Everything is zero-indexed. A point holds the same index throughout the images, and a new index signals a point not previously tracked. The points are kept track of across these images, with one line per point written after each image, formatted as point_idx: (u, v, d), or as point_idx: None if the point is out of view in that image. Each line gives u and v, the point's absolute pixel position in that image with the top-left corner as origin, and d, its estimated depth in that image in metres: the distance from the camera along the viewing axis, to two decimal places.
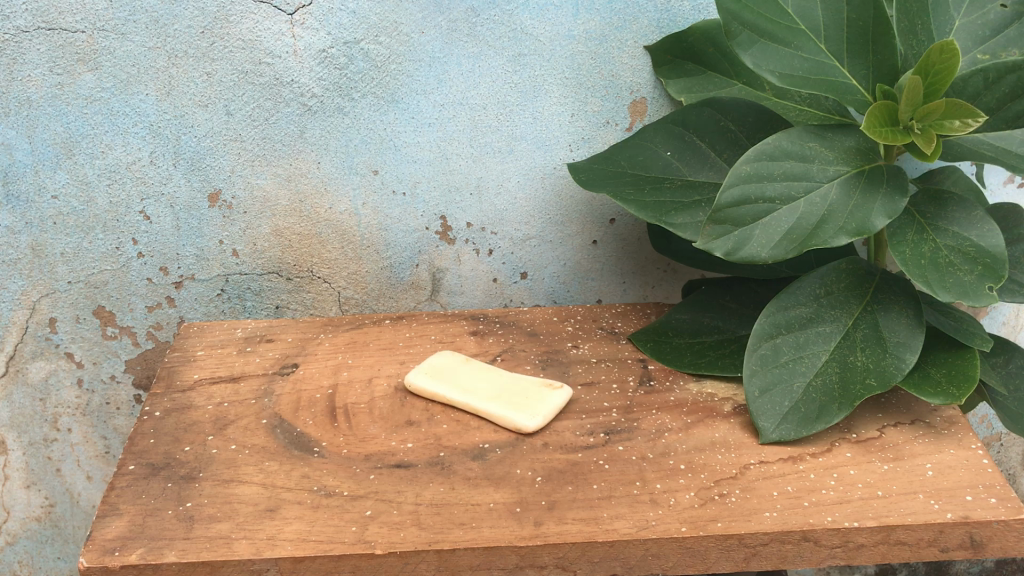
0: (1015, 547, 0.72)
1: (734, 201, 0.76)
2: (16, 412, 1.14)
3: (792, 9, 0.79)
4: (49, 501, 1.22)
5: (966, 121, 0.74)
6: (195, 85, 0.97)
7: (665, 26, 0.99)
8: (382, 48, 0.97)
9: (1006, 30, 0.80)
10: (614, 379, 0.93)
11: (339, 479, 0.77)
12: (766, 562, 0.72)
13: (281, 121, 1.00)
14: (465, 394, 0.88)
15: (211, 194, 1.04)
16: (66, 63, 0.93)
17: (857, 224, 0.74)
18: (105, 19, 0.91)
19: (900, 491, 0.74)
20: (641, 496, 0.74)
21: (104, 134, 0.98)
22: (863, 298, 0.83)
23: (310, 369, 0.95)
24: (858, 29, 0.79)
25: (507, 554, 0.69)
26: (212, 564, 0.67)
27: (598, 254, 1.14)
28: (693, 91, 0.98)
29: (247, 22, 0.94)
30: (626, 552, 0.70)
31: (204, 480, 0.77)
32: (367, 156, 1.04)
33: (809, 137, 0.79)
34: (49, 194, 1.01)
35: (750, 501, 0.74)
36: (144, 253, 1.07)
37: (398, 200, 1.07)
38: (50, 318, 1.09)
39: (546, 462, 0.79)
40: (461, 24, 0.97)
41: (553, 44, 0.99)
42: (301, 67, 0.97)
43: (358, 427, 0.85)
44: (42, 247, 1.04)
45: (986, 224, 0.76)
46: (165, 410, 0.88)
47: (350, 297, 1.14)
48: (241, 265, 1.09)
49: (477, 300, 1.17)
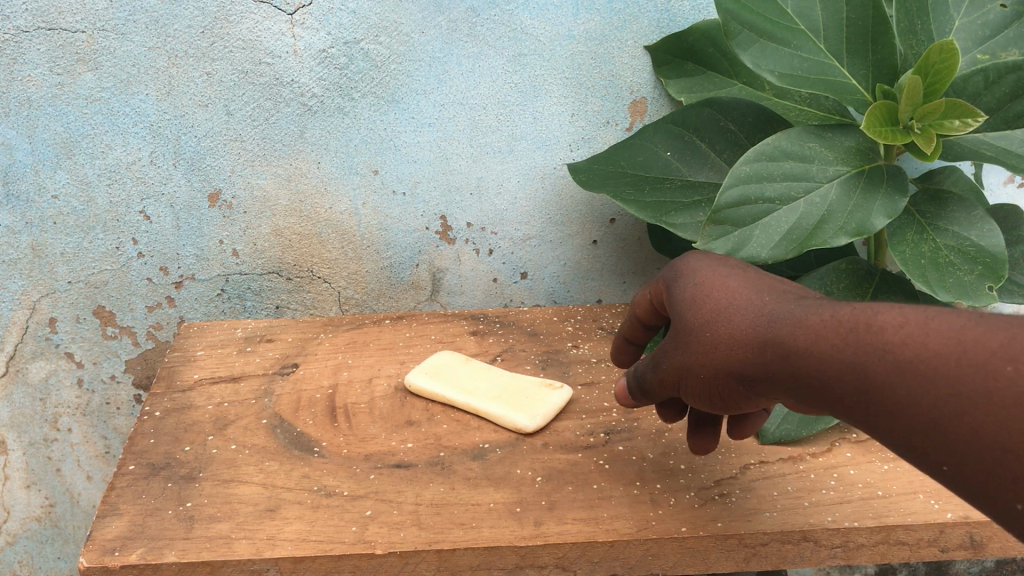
0: (1015, 547, 0.72)
1: (732, 201, 0.76)
2: (16, 412, 1.14)
3: (791, 9, 0.79)
4: (49, 501, 1.22)
5: (966, 121, 0.73)
6: (194, 85, 0.96)
7: (665, 26, 0.99)
8: (382, 48, 0.97)
9: (1006, 30, 0.79)
10: (614, 379, 0.93)
11: (339, 479, 0.77)
12: (767, 562, 0.72)
13: (281, 121, 1.00)
14: (466, 395, 0.88)
15: (211, 194, 1.04)
16: (66, 63, 0.93)
17: (857, 224, 0.74)
18: (105, 19, 0.91)
19: (900, 491, 0.74)
20: (641, 496, 0.74)
21: (104, 133, 0.98)
22: (863, 298, 0.83)
23: (310, 369, 0.95)
24: (858, 29, 0.78)
25: (507, 554, 0.69)
26: (211, 564, 0.67)
27: (598, 253, 1.14)
28: (693, 91, 0.97)
29: (247, 22, 0.94)
30: (626, 552, 0.70)
31: (205, 480, 0.77)
32: (367, 156, 1.04)
33: (809, 137, 0.79)
34: (49, 194, 1.01)
35: (750, 500, 0.74)
36: (144, 253, 1.07)
37: (398, 200, 1.08)
38: (50, 319, 1.09)
39: (546, 462, 0.79)
40: (461, 25, 0.97)
41: (553, 44, 0.99)
42: (301, 67, 0.97)
43: (358, 427, 0.85)
44: (42, 247, 1.04)
45: (986, 224, 0.76)
46: (165, 410, 0.88)
47: (350, 297, 1.14)
48: (241, 265, 1.09)
49: (477, 300, 1.17)
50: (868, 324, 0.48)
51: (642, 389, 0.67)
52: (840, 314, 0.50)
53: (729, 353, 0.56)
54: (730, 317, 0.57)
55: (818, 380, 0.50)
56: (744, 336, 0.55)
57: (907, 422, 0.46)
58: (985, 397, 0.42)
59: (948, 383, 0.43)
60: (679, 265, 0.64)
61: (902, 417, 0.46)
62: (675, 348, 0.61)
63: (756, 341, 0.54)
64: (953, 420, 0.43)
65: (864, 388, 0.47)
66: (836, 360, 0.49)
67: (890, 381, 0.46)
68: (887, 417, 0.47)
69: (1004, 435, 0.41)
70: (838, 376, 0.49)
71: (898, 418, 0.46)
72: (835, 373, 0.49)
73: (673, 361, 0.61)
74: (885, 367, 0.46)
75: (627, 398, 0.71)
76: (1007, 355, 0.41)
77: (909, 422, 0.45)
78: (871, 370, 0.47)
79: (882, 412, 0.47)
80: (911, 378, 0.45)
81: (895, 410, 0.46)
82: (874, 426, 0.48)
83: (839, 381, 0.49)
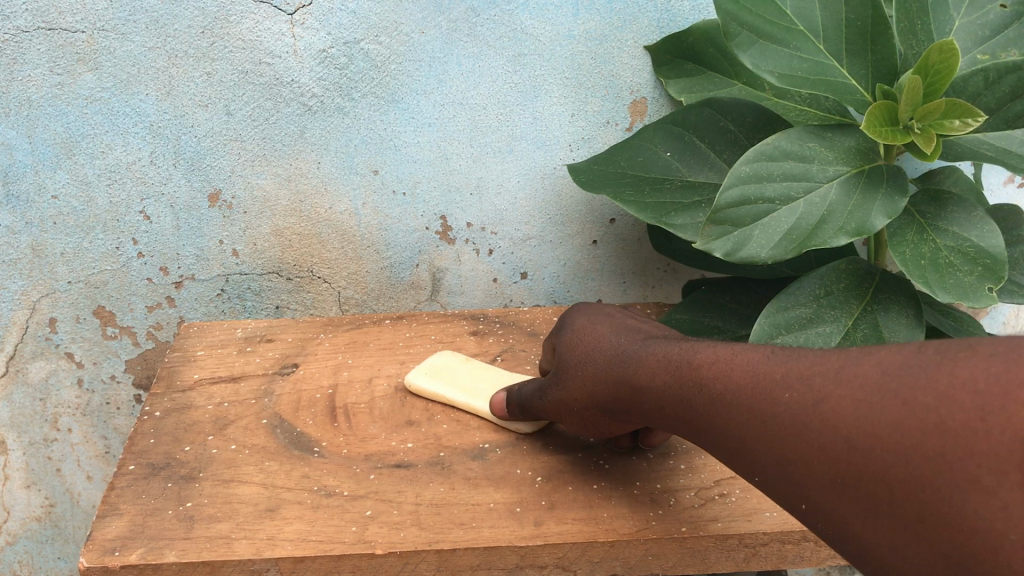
0: None
1: (732, 201, 0.76)
2: (16, 412, 1.14)
3: (791, 9, 0.79)
4: (49, 501, 1.22)
5: (966, 121, 0.73)
6: (195, 85, 0.96)
7: (665, 26, 0.99)
8: (382, 48, 0.97)
9: (1006, 30, 0.79)
10: None
11: (339, 479, 0.77)
12: (766, 562, 0.72)
13: (281, 121, 1.00)
14: (466, 394, 0.88)
15: (211, 194, 1.04)
16: (66, 63, 0.93)
17: (856, 224, 0.73)
18: (106, 19, 0.91)
19: None
20: (641, 496, 0.74)
21: (104, 134, 0.98)
22: (863, 298, 0.83)
23: (310, 369, 0.95)
24: (857, 29, 0.78)
25: (507, 554, 0.69)
26: (212, 564, 0.67)
27: (598, 253, 1.14)
28: (693, 91, 0.97)
29: (247, 22, 0.94)
30: (626, 552, 0.70)
31: (205, 480, 0.77)
32: (367, 156, 1.04)
33: (810, 137, 0.79)
34: (49, 194, 1.01)
35: (750, 501, 0.74)
36: (144, 254, 1.07)
37: (398, 200, 1.08)
38: (50, 319, 1.09)
39: (546, 462, 0.79)
40: (461, 25, 0.97)
41: (553, 44, 0.99)
42: (301, 67, 0.97)
43: (358, 427, 0.85)
44: (42, 247, 1.04)
45: (986, 224, 0.76)
46: (165, 410, 0.88)
47: (350, 297, 1.15)
48: (241, 265, 1.10)
49: (477, 300, 1.18)
50: (687, 360, 0.59)
51: (531, 411, 0.80)
52: (669, 355, 0.62)
53: (595, 385, 0.70)
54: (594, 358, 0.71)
55: (654, 405, 0.62)
56: (600, 373, 0.69)
57: (715, 440, 0.55)
58: (769, 418, 0.50)
59: (748, 408, 0.52)
60: (569, 314, 0.80)
61: (711, 439, 0.56)
62: (559, 381, 0.75)
63: (612, 375, 0.68)
64: (749, 437, 0.51)
65: (685, 411, 0.58)
66: (666, 391, 0.60)
67: (706, 407, 0.55)
68: (704, 438, 0.56)
69: (784, 447, 0.49)
70: (666, 401, 0.60)
71: (709, 438, 0.56)
72: (665, 400, 0.60)
73: (554, 393, 0.76)
74: (699, 394, 0.56)
75: (506, 410, 0.83)
76: (785, 383, 0.50)
77: (720, 440, 0.54)
78: (690, 397, 0.57)
79: (701, 434, 0.57)
80: (713, 403, 0.55)
81: (708, 430, 0.55)
82: (697, 442, 0.58)
83: (668, 405, 0.60)
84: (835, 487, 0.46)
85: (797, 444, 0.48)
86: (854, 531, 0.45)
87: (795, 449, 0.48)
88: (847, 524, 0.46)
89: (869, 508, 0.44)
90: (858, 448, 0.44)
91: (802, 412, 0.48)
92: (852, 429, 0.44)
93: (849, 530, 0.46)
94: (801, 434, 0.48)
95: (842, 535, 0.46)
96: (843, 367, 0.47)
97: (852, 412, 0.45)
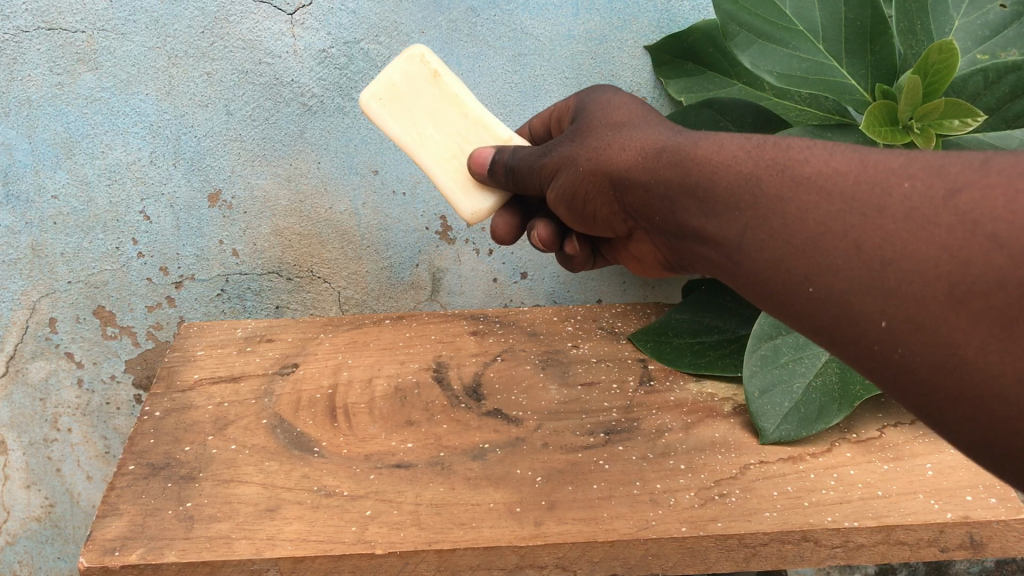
0: (1015, 546, 0.73)
1: None
2: (16, 412, 1.14)
3: (791, 9, 0.79)
4: (49, 501, 1.22)
5: (966, 120, 0.73)
6: (195, 85, 0.97)
7: (665, 26, 1.00)
8: (382, 48, 0.97)
9: (1006, 30, 0.79)
10: (614, 379, 0.93)
11: (339, 479, 0.77)
12: (767, 561, 0.72)
13: (281, 121, 1.00)
14: (422, 150, 0.78)
15: (211, 194, 1.04)
16: (66, 63, 0.93)
17: None
18: (105, 19, 0.92)
19: (900, 491, 0.74)
20: (641, 496, 0.74)
21: (104, 134, 0.98)
22: None
23: (310, 369, 0.95)
24: (856, 29, 0.78)
25: (507, 554, 0.69)
26: (211, 564, 0.68)
27: None
28: (693, 91, 0.98)
29: (247, 22, 0.94)
30: (626, 551, 0.70)
31: (205, 480, 0.77)
32: (367, 156, 1.04)
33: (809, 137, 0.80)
34: (49, 194, 1.00)
35: (750, 501, 0.74)
36: (144, 253, 1.07)
37: (398, 200, 1.07)
38: (50, 318, 1.09)
39: (546, 462, 0.79)
40: (461, 24, 0.97)
41: (553, 44, 0.99)
42: (301, 67, 0.97)
43: (358, 427, 0.85)
44: (42, 247, 1.04)
45: None
46: (165, 410, 0.88)
47: (350, 297, 1.15)
48: (241, 265, 1.10)
49: (477, 300, 1.18)
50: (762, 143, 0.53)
51: (520, 172, 0.73)
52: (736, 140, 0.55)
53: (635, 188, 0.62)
54: (636, 136, 0.64)
55: (704, 187, 0.54)
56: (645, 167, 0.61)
57: (778, 234, 0.48)
58: (876, 209, 0.44)
59: (843, 201, 0.45)
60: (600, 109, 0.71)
61: (769, 230, 0.49)
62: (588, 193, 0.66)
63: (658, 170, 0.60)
64: (834, 234, 0.45)
65: (748, 199, 0.50)
66: (732, 168, 0.52)
67: (783, 195, 0.48)
68: (760, 222, 0.49)
69: (887, 244, 0.43)
70: (723, 182, 0.53)
71: (769, 223, 0.49)
72: (721, 182, 0.53)
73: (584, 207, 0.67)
74: (780, 180, 0.49)
75: (483, 165, 0.77)
76: (906, 174, 0.44)
77: (788, 233, 0.47)
78: (762, 183, 0.50)
79: (755, 228, 0.50)
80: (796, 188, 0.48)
81: (774, 221, 0.48)
82: (738, 239, 0.51)
83: (725, 189, 0.52)
84: (949, 297, 0.41)
85: (912, 238, 0.42)
86: (959, 354, 0.41)
87: (903, 246, 0.42)
88: (952, 343, 0.41)
89: (995, 323, 0.39)
90: (1006, 249, 0.39)
91: (928, 205, 0.42)
92: (1001, 228, 0.39)
93: (950, 351, 0.41)
94: (921, 229, 0.42)
95: (933, 359, 0.42)
96: (991, 162, 0.42)
97: (1004, 208, 0.40)
